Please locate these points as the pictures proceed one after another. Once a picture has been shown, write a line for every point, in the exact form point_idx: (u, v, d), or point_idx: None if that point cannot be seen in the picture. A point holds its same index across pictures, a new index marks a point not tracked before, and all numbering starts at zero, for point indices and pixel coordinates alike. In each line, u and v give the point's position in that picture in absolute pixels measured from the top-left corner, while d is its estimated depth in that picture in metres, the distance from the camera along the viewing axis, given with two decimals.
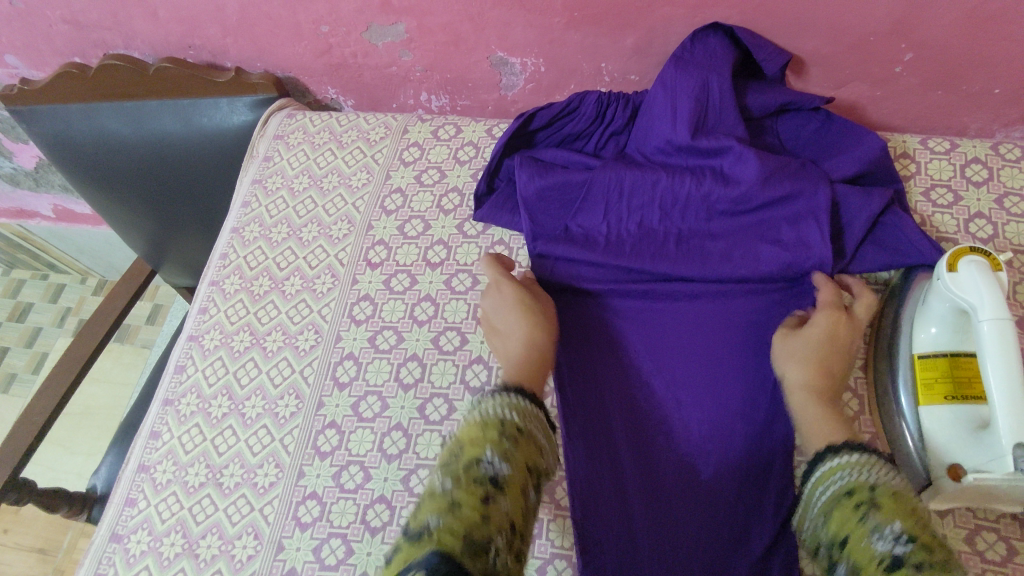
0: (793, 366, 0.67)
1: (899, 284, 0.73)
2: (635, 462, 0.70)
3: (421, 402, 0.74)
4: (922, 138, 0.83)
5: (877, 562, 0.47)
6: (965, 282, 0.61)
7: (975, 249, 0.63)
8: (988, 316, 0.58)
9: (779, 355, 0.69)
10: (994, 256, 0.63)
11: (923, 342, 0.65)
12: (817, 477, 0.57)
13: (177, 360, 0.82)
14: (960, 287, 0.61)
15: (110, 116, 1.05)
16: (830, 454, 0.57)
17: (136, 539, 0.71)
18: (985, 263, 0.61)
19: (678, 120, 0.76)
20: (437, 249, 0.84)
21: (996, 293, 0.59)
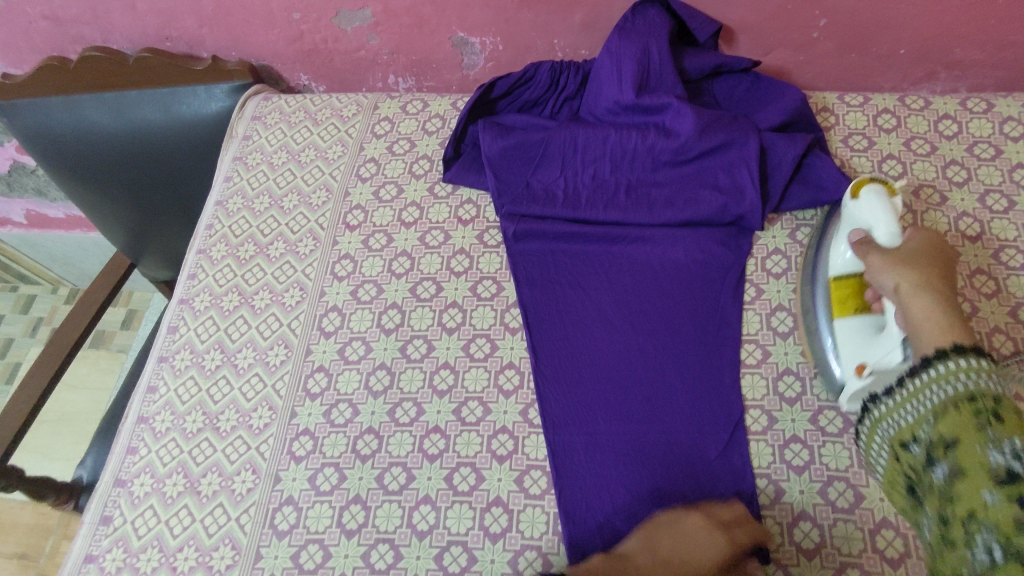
0: (886, 271, 0.65)
1: (822, 222, 0.81)
2: (603, 402, 0.75)
3: (402, 343, 0.81)
4: (840, 95, 0.93)
5: (990, 472, 0.47)
6: (865, 205, 0.70)
7: (874, 180, 0.72)
8: (884, 227, 0.68)
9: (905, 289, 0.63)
10: (890, 185, 0.72)
11: (838, 265, 0.74)
12: (936, 372, 0.55)
13: (170, 321, 0.87)
14: (861, 211, 0.70)
15: (91, 107, 1.10)
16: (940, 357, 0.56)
17: (139, 482, 0.76)
18: (882, 188, 0.70)
19: (623, 82, 0.85)
20: (411, 210, 0.91)
21: (889, 213, 0.68)
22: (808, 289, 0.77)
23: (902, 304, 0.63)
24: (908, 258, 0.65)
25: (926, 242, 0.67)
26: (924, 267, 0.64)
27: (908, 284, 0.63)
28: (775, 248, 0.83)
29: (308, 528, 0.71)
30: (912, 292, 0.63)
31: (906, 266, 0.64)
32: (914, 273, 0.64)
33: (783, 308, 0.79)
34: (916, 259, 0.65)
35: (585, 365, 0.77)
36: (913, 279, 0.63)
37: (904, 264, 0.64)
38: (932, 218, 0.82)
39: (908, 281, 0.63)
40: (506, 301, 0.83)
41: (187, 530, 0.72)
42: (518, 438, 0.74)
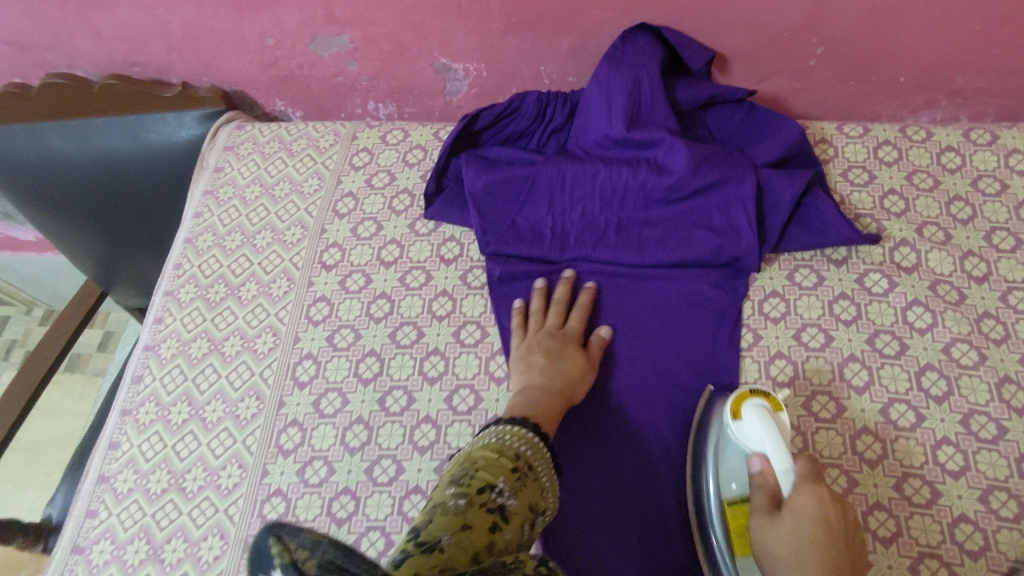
0: (784, 562, 0.54)
1: (700, 407, 0.72)
2: (594, 458, 0.71)
3: (381, 395, 0.76)
4: (838, 125, 0.90)
5: None
6: (750, 427, 0.63)
7: (755, 391, 0.66)
8: (772, 449, 0.61)
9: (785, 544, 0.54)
10: (775, 399, 0.66)
11: (729, 495, 0.63)
12: None
13: (134, 370, 0.82)
14: (747, 434, 0.63)
15: (55, 133, 1.04)
16: None
17: (98, 549, 0.71)
18: (766, 406, 0.64)
19: (613, 115, 0.81)
20: (391, 249, 0.87)
21: (777, 438, 0.61)
22: (697, 503, 0.66)
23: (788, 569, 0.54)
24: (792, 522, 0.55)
25: (824, 512, 0.55)
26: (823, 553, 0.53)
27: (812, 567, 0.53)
28: (774, 291, 0.79)
29: None
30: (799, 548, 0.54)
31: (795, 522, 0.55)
32: (810, 540, 0.54)
33: (781, 355, 0.75)
34: (824, 539, 0.54)
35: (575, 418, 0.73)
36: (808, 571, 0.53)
37: (810, 549, 0.54)
38: (936, 259, 0.79)
39: (793, 550, 0.54)
40: (491, 347, 0.79)
41: None
42: None
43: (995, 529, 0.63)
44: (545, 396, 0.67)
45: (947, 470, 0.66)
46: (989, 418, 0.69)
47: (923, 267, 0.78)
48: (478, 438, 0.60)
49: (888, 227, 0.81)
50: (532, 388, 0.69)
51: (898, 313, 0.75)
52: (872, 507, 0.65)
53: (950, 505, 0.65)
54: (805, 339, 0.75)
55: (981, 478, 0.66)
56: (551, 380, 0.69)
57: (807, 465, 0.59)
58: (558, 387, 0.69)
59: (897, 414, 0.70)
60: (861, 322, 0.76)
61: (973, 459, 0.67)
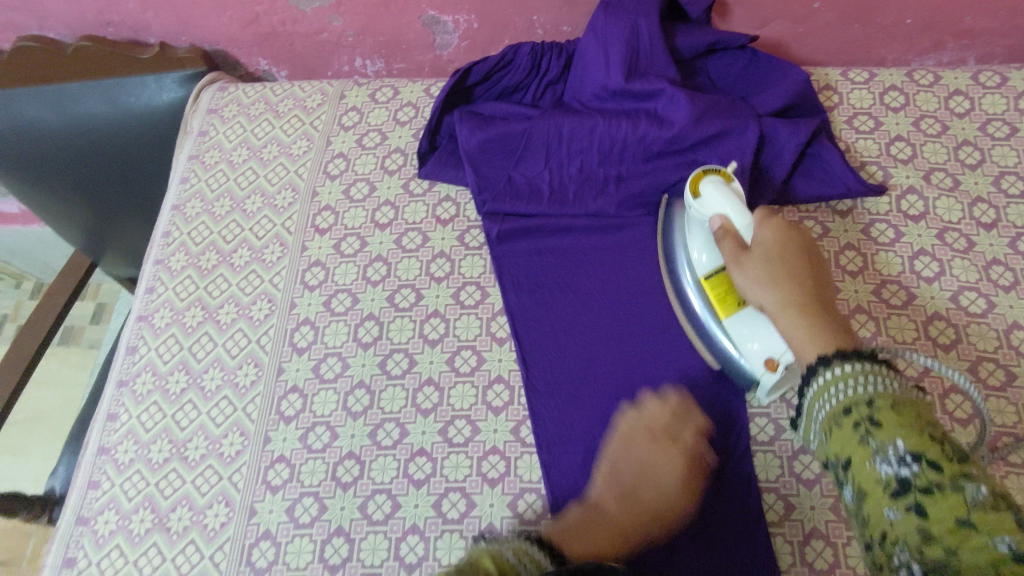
0: (756, 283, 0.62)
1: (665, 211, 0.77)
2: (598, 416, 0.71)
3: (382, 358, 0.75)
4: (842, 71, 0.88)
5: (883, 486, 0.45)
6: (708, 199, 0.68)
7: (710, 171, 0.71)
8: (739, 221, 0.65)
9: (755, 287, 0.62)
10: (726, 172, 0.71)
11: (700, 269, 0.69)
12: (819, 387, 0.52)
13: (128, 341, 0.81)
14: (706, 205, 0.68)
15: (31, 102, 0.99)
16: (822, 364, 0.52)
17: (103, 519, 0.71)
18: (717, 177, 0.69)
19: (611, 65, 0.79)
20: (385, 210, 0.85)
21: (733, 200, 0.66)
22: (682, 301, 0.72)
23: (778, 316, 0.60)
24: (765, 267, 0.62)
25: (784, 238, 0.63)
26: (787, 276, 0.61)
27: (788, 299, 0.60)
28: None
29: (289, 564, 0.66)
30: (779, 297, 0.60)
31: (772, 266, 0.62)
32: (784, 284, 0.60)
33: None
34: (781, 258, 0.62)
35: (580, 375, 0.73)
36: (791, 306, 0.59)
37: (779, 279, 0.61)
38: (944, 205, 0.78)
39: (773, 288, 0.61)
40: (492, 308, 0.78)
41: (158, 570, 0.67)
42: (510, 458, 0.69)
43: (1003, 474, 0.64)
44: (602, 527, 0.62)
45: (956, 417, 0.67)
46: (997, 364, 0.69)
47: (930, 214, 0.77)
48: (486, 542, 0.59)
49: (894, 175, 0.80)
50: (596, 510, 0.64)
51: (905, 262, 0.75)
52: None
53: None
54: None
55: (989, 424, 0.66)
56: (615, 508, 0.63)
57: (761, 212, 0.65)
58: (619, 515, 0.63)
59: (904, 363, 0.70)
60: (867, 273, 0.75)
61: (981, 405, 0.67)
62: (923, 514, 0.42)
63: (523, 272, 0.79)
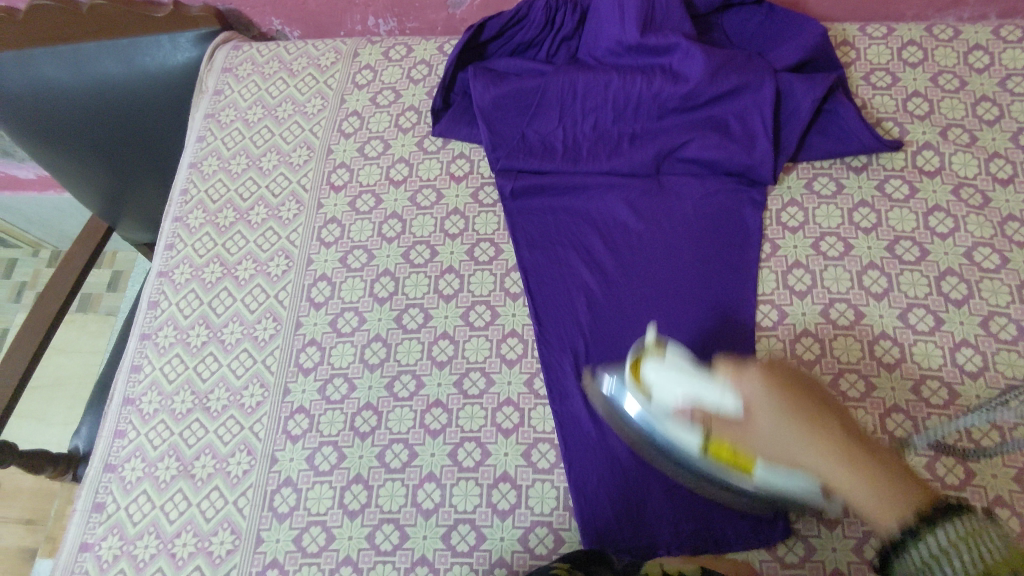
0: (787, 448, 0.52)
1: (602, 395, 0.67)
2: (610, 371, 0.71)
3: (397, 313, 0.77)
4: (860, 26, 0.86)
5: None
6: (658, 385, 0.59)
7: (640, 353, 0.62)
8: (713, 395, 0.54)
9: (788, 443, 0.52)
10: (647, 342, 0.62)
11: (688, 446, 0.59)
12: (935, 548, 0.45)
13: (149, 296, 0.82)
14: (659, 388, 0.58)
15: (49, 63, 0.99)
16: (930, 534, 0.46)
17: (130, 467, 0.73)
18: (654, 356, 0.60)
19: (626, 19, 0.78)
20: (400, 167, 0.85)
21: (684, 379, 0.56)
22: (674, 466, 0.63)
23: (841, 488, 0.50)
24: (771, 415, 0.52)
25: (770, 380, 0.53)
26: (798, 416, 0.52)
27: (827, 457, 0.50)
28: (792, 200, 0.77)
29: (310, 509, 0.68)
30: (840, 477, 0.50)
31: (791, 429, 0.51)
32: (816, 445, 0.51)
33: (799, 265, 0.74)
34: (788, 409, 0.52)
35: (591, 331, 0.73)
36: (847, 478, 0.50)
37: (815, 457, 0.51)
38: (961, 161, 0.77)
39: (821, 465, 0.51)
40: (506, 264, 0.78)
41: (184, 515, 0.70)
42: (523, 409, 0.71)
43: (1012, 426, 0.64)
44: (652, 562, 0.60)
45: (966, 371, 0.67)
46: (1009, 318, 0.69)
47: (946, 170, 0.77)
48: None
49: (911, 131, 0.79)
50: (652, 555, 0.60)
51: (920, 219, 0.75)
52: (890, 410, 0.66)
53: (968, 405, 0.66)
54: (824, 249, 0.75)
55: (1000, 377, 0.66)
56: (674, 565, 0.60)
57: (725, 363, 0.55)
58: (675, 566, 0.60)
59: (916, 318, 0.70)
60: (881, 229, 0.75)
61: (992, 359, 0.67)
62: None
63: (536, 229, 0.79)
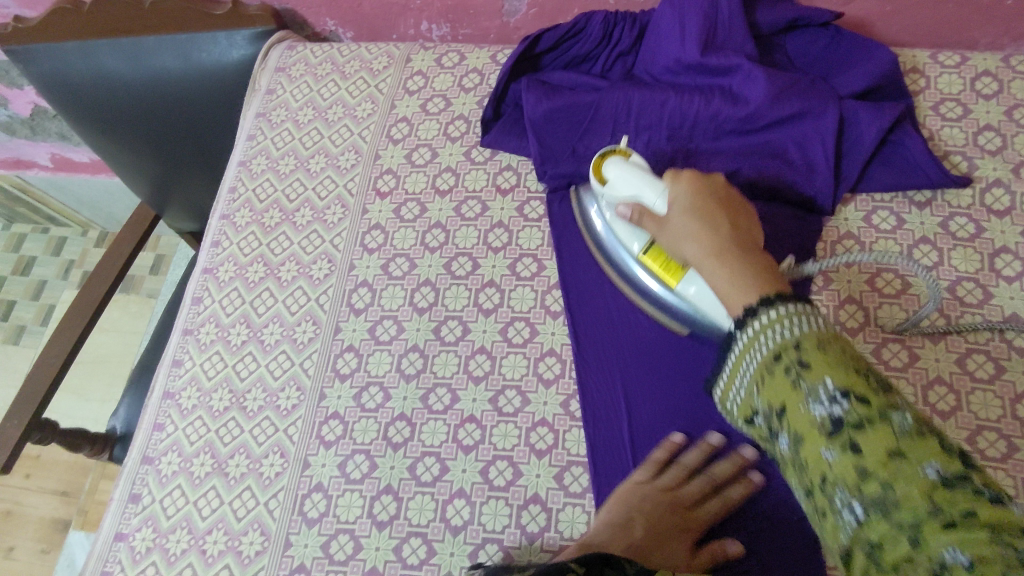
0: (685, 239, 0.60)
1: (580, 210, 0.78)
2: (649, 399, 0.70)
3: (436, 324, 0.76)
4: (931, 53, 0.83)
5: (818, 426, 0.42)
6: (616, 183, 0.67)
7: (608, 155, 0.71)
8: (652, 192, 0.65)
9: (677, 232, 0.62)
10: (625, 150, 0.71)
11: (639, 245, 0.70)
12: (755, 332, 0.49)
13: (194, 292, 0.83)
14: (614, 188, 0.68)
15: (109, 55, 1.01)
16: (762, 309, 0.49)
17: (167, 460, 0.74)
18: (619, 157, 0.69)
19: (687, 38, 0.76)
20: (446, 176, 0.85)
21: (634, 176, 0.66)
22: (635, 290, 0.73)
23: (703, 266, 0.58)
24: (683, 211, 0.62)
25: (693, 188, 0.62)
26: (708, 226, 0.59)
27: (698, 238, 0.59)
28: (848, 233, 0.75)
29: (339, 517, 0.68)
30: (704, 253, 0.58)
31: (695, 224, 0.60)
32: (699, 226, 0.59)
33: (852, 301, 0.71)
34: (701, 209, 0.61)
35: (632, 355, 0.72)
36: (697, 232, 0.59)
37: (698, 233, 0.59)
38: None
39: (683, 244, 0.61)
40: (547, 281, 0.77)
41: (216, 513, 0.70)
42: (558, 431, 0.70)
43: None
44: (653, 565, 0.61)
45: None
46: None
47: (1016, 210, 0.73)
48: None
49: (980, 166, 0.76)
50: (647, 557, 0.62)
51: (985, 260, 0.71)
52: None
53: None
54: (880, 285, 0.72)
55: None
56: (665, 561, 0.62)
57: (677, 176, 0.64)
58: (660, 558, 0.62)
59: (975, 365, 0.67)
60: (942, 269, 0.72)
61: None
62: (857, 450, 0.40)
63: (582, 248, 0.77)
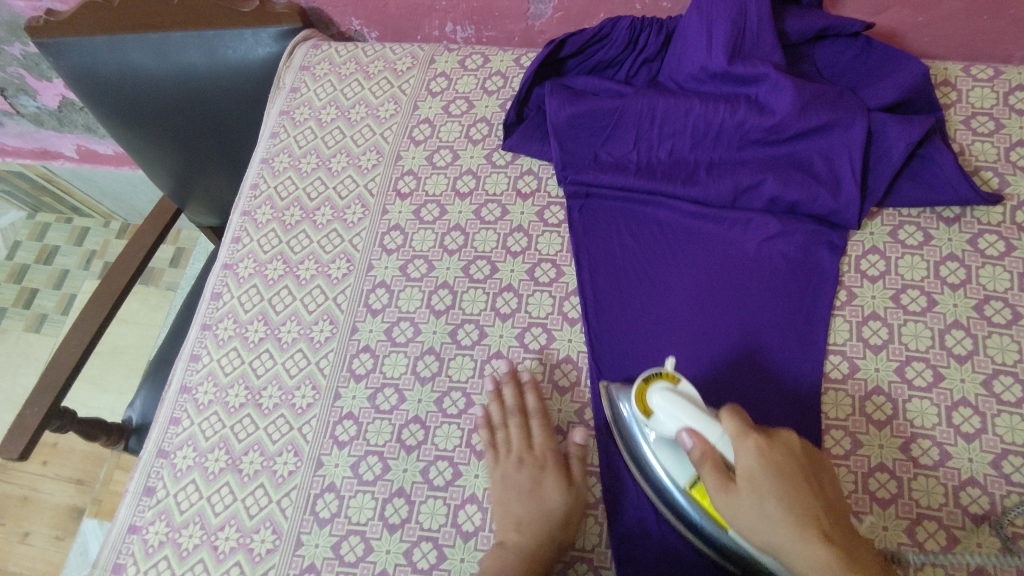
0: (763, 520, 0.49)
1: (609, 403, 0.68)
2: None
3: (453, 328, 0.76)
4: (964, 66, 0.81)
5: None
6: (662, 419, 0.58)
7: (652, 378, 0.61)
8: (713, 434, 0.54)
9: (769, 542, 0.49)
10: (671, 371, 0.61)
11: (683, 475, 0.60)
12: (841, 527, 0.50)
13: (213, 287, 0.84)
14: (662, 426, 0.58)
15: (137, 49, 1.03)
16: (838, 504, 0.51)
17: (182, 454, 0.75)
18: (664, 384, 0.60)
19: (714, 45, 0.74)
20: (466, 179, 0.84)
21: (687, 409, 0.56)
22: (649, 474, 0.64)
23: (783, 557, 0.48)
24: (763, 475, 0.50)
25: (771, 465, 0.50)
26: (796, 506, 0.49)
27: (799, 555, 0.47)
28: (873, 247, 0.74)
29: (350, 518, 0.68)
30: (791, 558, 0.48)
31: (783, 514, 0.49)
32: (808, 539, 0.47)
33: (876, 317, 0.70)
34: (786, 490, 0.49)
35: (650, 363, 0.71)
36: (803, 546, 0.47)
37: (806, 547, 0.47)
38: None
39: (785, 546, 0.48)
40: (566, 287, 0.77)
41: (229, 509, 0.71)
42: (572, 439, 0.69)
43: None
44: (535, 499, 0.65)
45: None
46: None
47: None
48: None
49: (1011, 183, 0.74)
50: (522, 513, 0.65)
51: (1014, 279, 0.70)
52: (965, 483, 0.62)
53: None
54: (905, 302, 0.70)
55: None
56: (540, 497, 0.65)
57: (734, 419, 0.53)
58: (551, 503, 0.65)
59: (1002, 386, 0.65)
60: (969, 287, 0.70)
61: None
62: None
63: (601, 253, 0.77)
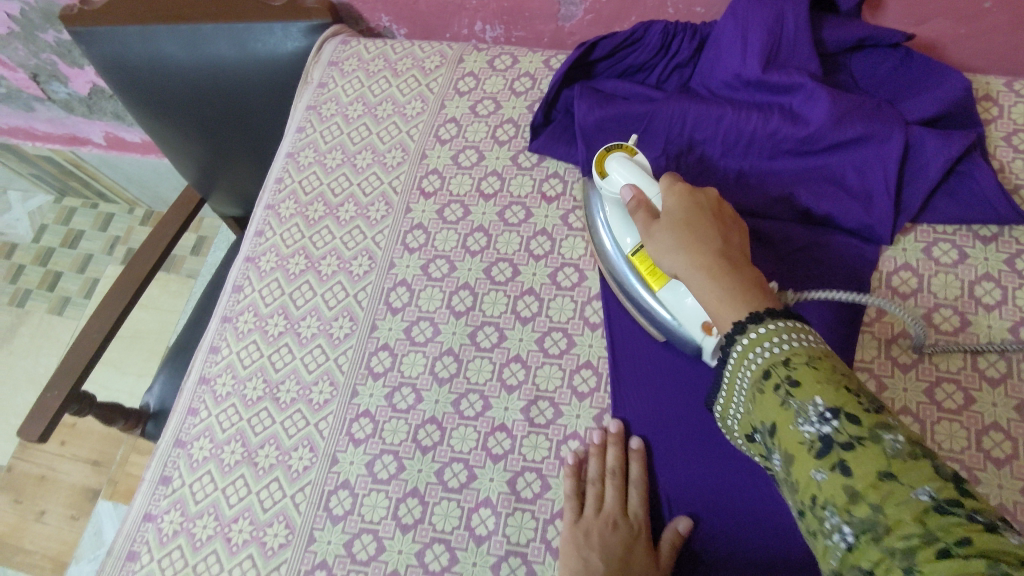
0: (667, 250, 0.57)
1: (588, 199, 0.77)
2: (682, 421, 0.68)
3: (473, 329, 0.75)
4: (1007, 81, 0.79)
5: (805, 447, 0.42)
6: (614, 175, 0.67)
7: (612, 149, 0.70)
8: (651, 189, 0.63)
9: (662, 253, 0.57)
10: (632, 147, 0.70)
11: (629, 246, 0.68)
12: (741, 349, 0.48)
13: (235, 280, 0.84)
14: (614, 180, 0.67)
15: (167, 39, 1.03)
16: (750, 321, 0.48)
17: (199, 445, 0.75)
18: (623, 154, 0.69)
19: (749, 53, 0.74)
20: (491, 180, 0.84)
21: (632, 169, 0.66)
22: (617, 276, 0.71)
23: (681, 276, 0.55)
24: (674, 226, 0.57)
25: (683, 202, 0.58)
26: (690, 231, 0.56)
27: (679, 259, 0.55)
28: (905, 264, 0.72)
29: (363, 516, 0.68)
30: (678, 253, 0.55)
31: (676, 249, 0.56)
32: (687, 247, 0.55)
33: (906, 336, 0.68)
34: (687, 224, 0.56)
35: (671, 373, 0.70)
36: (684, 254, 0.55)
37: (685, 246, 0.55)
38: None
39: (674, 244, 0.56)
40: (588, 292, 0.76)
41: (243, 501, 0.71)
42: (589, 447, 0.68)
43: None
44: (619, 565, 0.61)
45: None
46: None
47: None
48: None
49: None
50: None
51: None
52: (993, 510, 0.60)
53: None
54: (937, 322, 0.69)
55: None
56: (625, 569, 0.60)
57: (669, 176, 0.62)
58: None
59: None
60: (1004, 308, 0.68)
61: None
62: (845, 470, 0.39)
63: None
